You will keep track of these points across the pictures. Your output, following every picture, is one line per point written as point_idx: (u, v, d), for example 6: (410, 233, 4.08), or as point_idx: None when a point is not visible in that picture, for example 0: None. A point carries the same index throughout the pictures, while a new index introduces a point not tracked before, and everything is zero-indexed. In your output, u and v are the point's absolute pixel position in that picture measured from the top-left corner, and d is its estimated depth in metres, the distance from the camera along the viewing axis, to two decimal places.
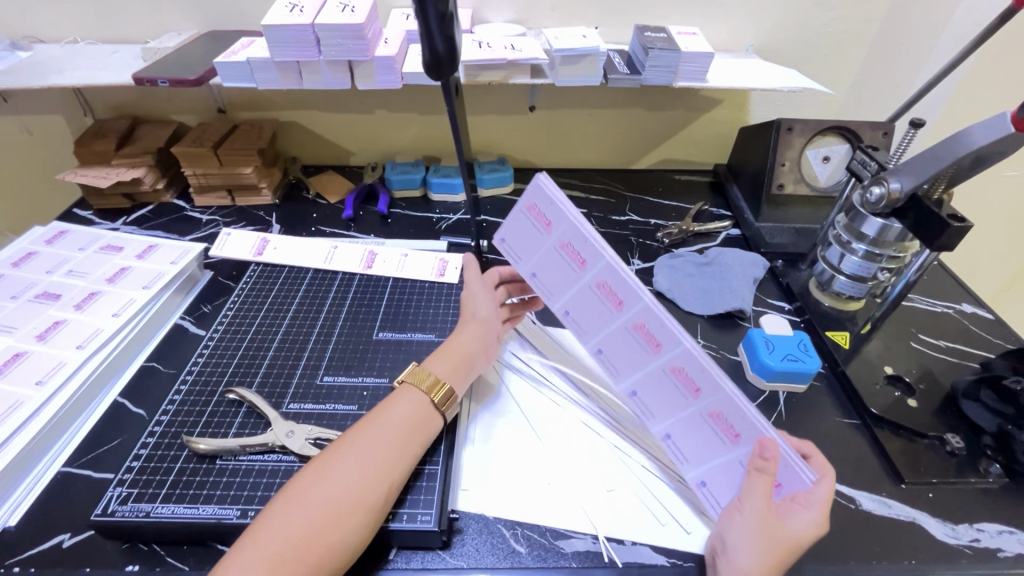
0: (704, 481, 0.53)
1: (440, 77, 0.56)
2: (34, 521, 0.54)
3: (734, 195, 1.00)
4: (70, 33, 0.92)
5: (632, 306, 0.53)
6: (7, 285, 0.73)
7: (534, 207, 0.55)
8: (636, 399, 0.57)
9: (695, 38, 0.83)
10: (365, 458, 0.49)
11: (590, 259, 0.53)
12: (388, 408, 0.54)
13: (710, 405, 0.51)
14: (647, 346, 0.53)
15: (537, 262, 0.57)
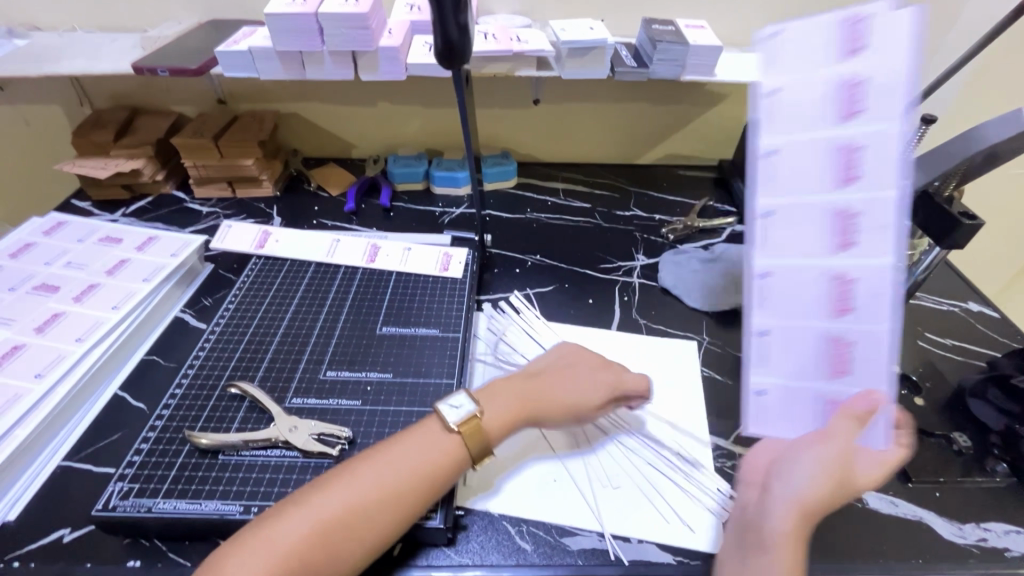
0: (764, 391, 0.52)
1: (452, 67, 0.55)
2: (34, 516, 0.53)
3: (740, 190, 1.00)
4: (68, 21, 0.90)
5: (875, 186, 0.46)
6: (5, 276, 0.72)
7: (858, 25, 0.44)
8: (760, 283, 0.51)
9: (703, 31, 0.82)
10: (384, 481, 0.47)
11: (876, 114, 0.45)
12: (424, 442, 0.50)
13: (846, 330, 0.49)
14: (835, 239, 0.48)
15: (794, 81, 0.46)
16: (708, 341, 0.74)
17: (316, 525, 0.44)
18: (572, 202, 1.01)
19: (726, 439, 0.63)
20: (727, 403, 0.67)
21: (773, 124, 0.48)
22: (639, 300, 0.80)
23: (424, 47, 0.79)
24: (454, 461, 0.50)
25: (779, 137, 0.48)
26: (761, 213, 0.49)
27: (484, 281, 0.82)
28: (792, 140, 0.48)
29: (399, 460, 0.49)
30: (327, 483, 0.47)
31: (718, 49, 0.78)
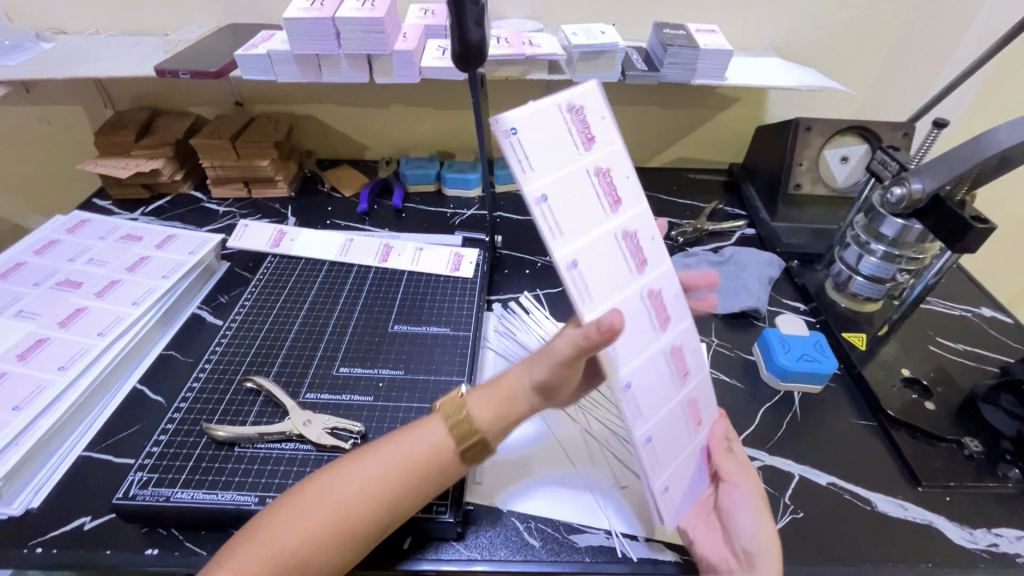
0: (649, 437, 0.47)
1: (469, 69, 0.56)
2: (57, 504, 0.55)
3: (750, 194, 0.99)
4: (93, 26, 0.93)
5: (640, 264, 0.47)
6: (30, 272, 0.75)
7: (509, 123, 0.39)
8: (630, 393, 0.45)
9: (713, 35, 0.83)
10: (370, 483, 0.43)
11: (626, 199, 0.47)
12: (418, 435, 0.45)
13: (692, 392, 0.52)
14: (655, 318, 0.48)
15: (543, 136, 0.41)
16: (717, 343, 0.75)
17: (302, 516, 0.41)
18: None
19: None
20: (734, 404, 0.67)
21: (569, 192, 0.42)
22: None
23: (437, 50, 0.80)
24: (443, 461, 0.44)
25: (554, 189, 0.41)
26: (567, 265, 0.41)
27: (494, 282, 0.83)
28: (557, 181, 0.41)
29: (388, 452, 0.44)
30: (314, 485, 0.43)
31: (728, 53, 0.78)
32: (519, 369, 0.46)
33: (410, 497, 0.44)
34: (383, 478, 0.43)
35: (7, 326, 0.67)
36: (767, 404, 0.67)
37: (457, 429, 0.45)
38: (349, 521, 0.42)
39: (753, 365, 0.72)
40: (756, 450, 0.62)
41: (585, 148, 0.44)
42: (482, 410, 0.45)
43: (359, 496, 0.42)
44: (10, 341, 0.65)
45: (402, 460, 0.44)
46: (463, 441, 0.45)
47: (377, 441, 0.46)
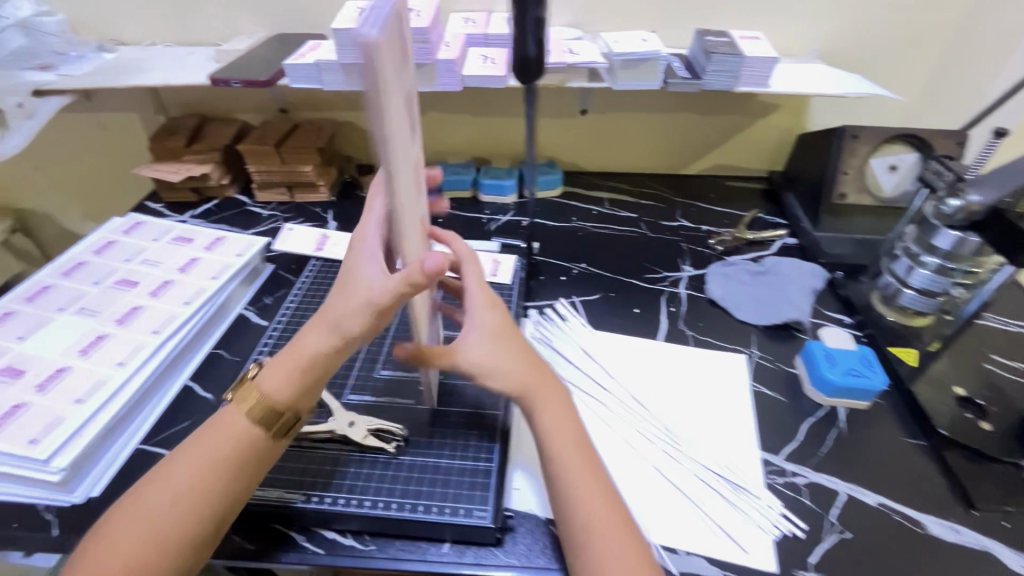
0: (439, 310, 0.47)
1: (528, 82, 0.59)
2: (114, 494, 0.58)
3: (790, 203, 0.97)
4: (150, 37, 0.98)
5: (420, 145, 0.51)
6: (91, 271, 0.79)
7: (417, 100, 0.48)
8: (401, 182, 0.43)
9: (758, 42, 0.81)
10: (197, 471, 0.48)
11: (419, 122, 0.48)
12: (210, 435, 0.49)
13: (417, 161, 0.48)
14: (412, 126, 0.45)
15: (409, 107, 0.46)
16: (758, 355, 0.73)
17: (103, 559, 0.44)
18: (617, 211, 1.01)
19: (776, 455, 0.62)
20: (777, 418, 0.66)
21: (396, 86, 0.38)
22: (686, 311, 0.80)
23: (479, 59, 0.81)
24: (239, 447, 0.49)
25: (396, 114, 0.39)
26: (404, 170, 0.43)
27: (530, 288, 0.83)
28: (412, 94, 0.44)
29: (193, 459, 0.48)
30: (152, 482, 0.48)
31: (774, 60, 0.77)
32: (322, 335, 0.49)
33: (227, 490, 0.48)
34: (189, 487, 0.47)
35: (70, 322, 0.71)
36: (811, 419, 0.66)
37: (255, 411, 0.50)
38: (157, 545, 0.45)
39: (795, 378, 0.70)
40: (799, 466, 0.61)
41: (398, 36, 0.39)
42: (274, 388, 0.49)
43: (173, 517, 0.46)
44: (73, 337, 0.69)
45: (210, 460, 0.48)
46: (264, 418, 0.50)
47: (163, 464, 0.49)
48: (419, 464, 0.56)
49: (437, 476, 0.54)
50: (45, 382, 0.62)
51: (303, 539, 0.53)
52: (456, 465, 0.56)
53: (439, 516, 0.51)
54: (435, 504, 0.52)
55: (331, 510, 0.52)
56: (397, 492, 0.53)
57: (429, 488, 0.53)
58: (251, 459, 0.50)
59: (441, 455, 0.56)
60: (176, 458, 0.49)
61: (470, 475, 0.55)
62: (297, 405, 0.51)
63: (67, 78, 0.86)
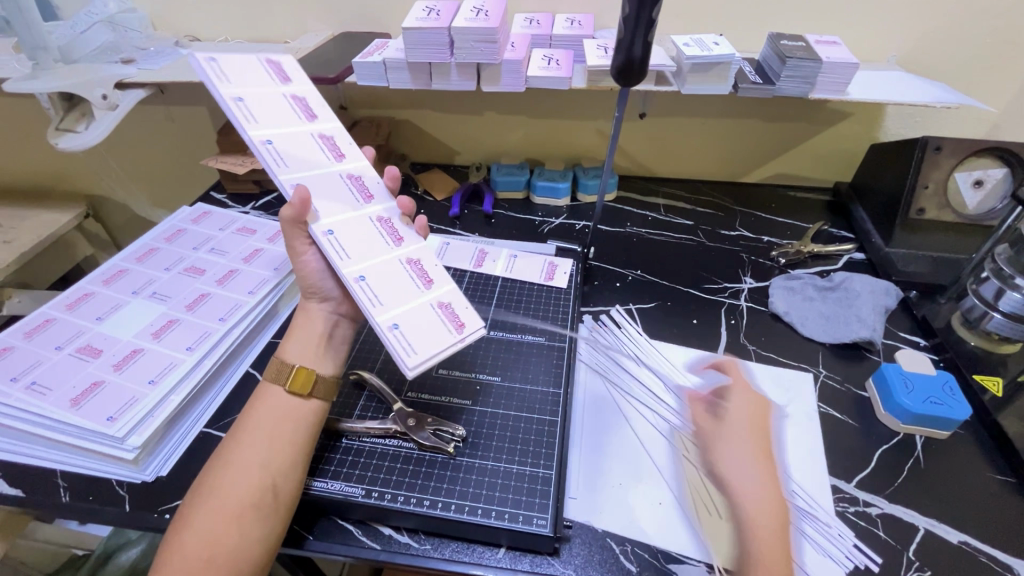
0: (394, 324, 0.55)
1: (628, 83, 0.58)
2: (178, 475, 0.59)
3: (859, 216, 0.93)
4: (223, 33, 1.01)
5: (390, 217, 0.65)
6: (162, 258, 0.82)
7: (356, 178, 0.65)
8: (363, 285, 0.56)
9: (836, 48, 0.78)
10: (268, 444, 0.51)
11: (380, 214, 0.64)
12: (259, 411, 0.53)
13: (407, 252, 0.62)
14: (331, 154, 0.65)
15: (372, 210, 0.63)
16: (825, 375, 0.70)
17: (207, 522, 0.46)
18: (673, 218, 0.99)
19: (847, 482, 0.59)
20: (847, 443, 0.62)
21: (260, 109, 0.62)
22: (746, 324, 0.77)
23: (543, 60, 0.80)
24: (299, 416, 0.53)
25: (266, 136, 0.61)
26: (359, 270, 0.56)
27: (585, 293, 0.82)
28: (341, 222, 0.60)
29: (256, 434, 0.51)
30: (225, 465, 0.49)
31: (853, 66, 0.74)
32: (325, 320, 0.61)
33: (301, 449, 0.52)
34: (266, 455, 0.50)
35: (144, 306, 0.73)
36: (885, 445, 0.62)
37: (282, 377, 0.55)
38: (258, 501, 0.48)
39: (866, 402, 0.67)
40: (872, 495, 0.57)
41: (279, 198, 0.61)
42: (302, 358, 0.57)
43: (256, 479, 0.48)
44: (145, 320, 0.71)
45: (276, 431, 0.52)
46: (290, 380, 0.54)
47: (230, 444, 0.51)
48: (477, 467, 0.55)
49: (496, 480, 0.54)
50: (121, 363, 0.65)
51: (360, 533, 0.53)
52: (514, 470, 0.55)
53: (497, 521, 0.51)
54: (494, 508, 0.52)
55: (389, 506, 0.52)
56: (455, 493, 0.53)
57: (488, 492, 0.53)
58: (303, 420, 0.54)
59: (499, 458, 0.56)
60: (241, 439, 0.51)
61: (528, 482, 0.54)
62: (322, 372, 0.57)
63: (146, 72, 0.90)
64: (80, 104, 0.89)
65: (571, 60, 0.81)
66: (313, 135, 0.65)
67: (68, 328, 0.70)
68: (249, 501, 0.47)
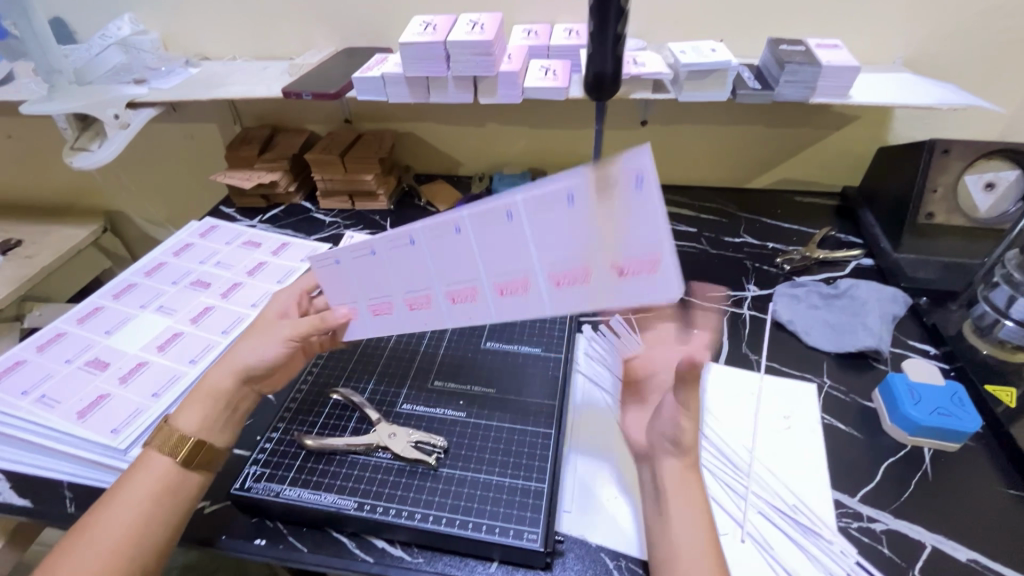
0: (372, 250, 0.52)
1: (601, 97, 0.55)
2: None
3: (867, 220, 0.91)
4: (231, 52, 1.04)
5: (534, 307, 0.49)
6: (169, 271, 0.84)
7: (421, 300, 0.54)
8: (375, 255, 0.52)
9: (837, 51, 0.77)
10: (130, 512, 0.48)
11: (527, 269, 0.47)
12: (131, 478, 0.50)
13: (404, 298, 0.54)
14: (425, 309, 0.54)
15: (391, 287, 0.54)
16: (829, 385, 0.68)
17: None
18: (676, 225, 0.98)
19: (851, 496, 0.57)
20: (852, 455, 0.61)
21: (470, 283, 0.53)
22: (748, 334, 0.76)
23: (540, 70, 0.81)
24: (170, 485, 0.50)
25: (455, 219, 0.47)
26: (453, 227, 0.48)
27: None
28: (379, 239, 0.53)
29: (122, 500, 0.48)
30: (88, 529, 0.47)
31: (855, 69, 0.73)
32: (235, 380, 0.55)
33: (162, 530, 0.49)
34: (129, 522, 0.47)
35: (151, 319, 0.75)
36: (892, 458, 0.60)
37: (179, 451, 0.51)
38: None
39: (872, 413, 0.65)
40: (877, 510, 0.56)
41: (571, 198, 0.42)
42: (193, 428, 0.52)
43: (113, 549, 0.46)
44: (152, 333, 0.73)
45: (141, 499, 0.49)
46: (184, 455, 0.51)
47: (95, 507, 0.49)
48: (470, 479, 0.55)
49: (488, 493, 0.54)
50: (127, 375, 0.67)
51: (354, 546, 0.54)
52: (507, 483, 0.55)
53: (489, 535, 0.51)
54: (485, 522, 0.52)
55: (382, 519, 0.52)
56: (447, 506, 0.53)
57: (480, 506, 0.53)
58: (177, 491, 0.51)
59: (492, 471, 0.56)
60: (105, 503, 0.48)
61: (520, 495, 0.54)
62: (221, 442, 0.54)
63: (157, 91, 0.93)
64: (95, 124, 0.93)
65: (568, 70, 0.81)
66: None
67: (79, 342, 0.72)
68: (104, 570, 0.45)
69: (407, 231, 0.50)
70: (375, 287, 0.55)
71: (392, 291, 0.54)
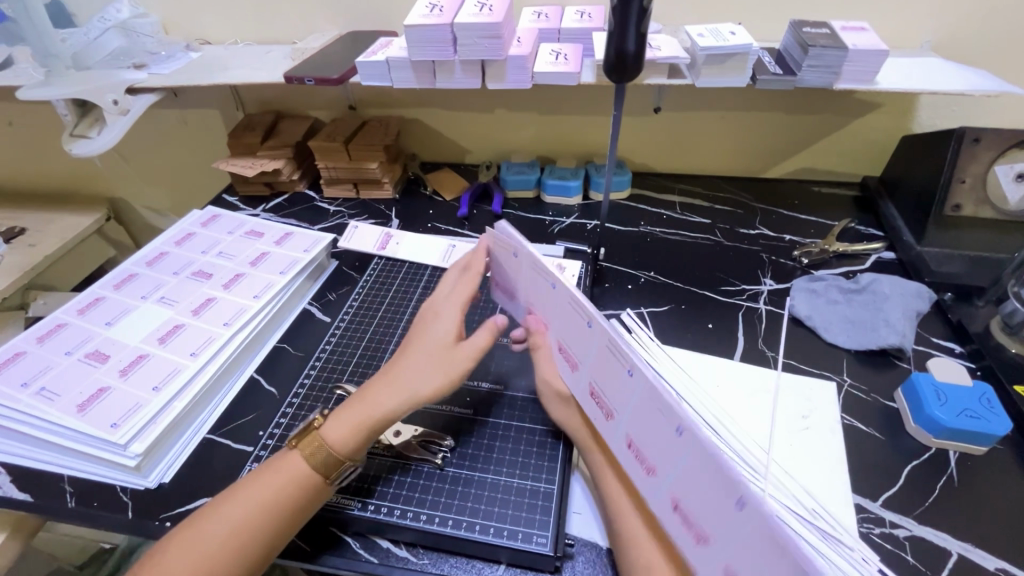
0: (554, 285, 0.52)
1: (621, 81, 0.55)
2: (182, 482, 0.59)
3: (888, 212, 0.87)
4: (232, 36, 1.01)
5: (643, 485, 0.47)
6: (172, 261, 0.82)
7: (561, 347, 0.55)
8: (555, 291, 0.52)
9: (864, 34, 0.73)
10: (242, 510, 0.48)
11: (660, 466, 0.44)
12: (258, 474, 0.50)
13: (557, 338, 0.56)
14: (568, 364, 0.55)
15: (559, 329, 0.55)
16: (849, 384, 0.66)
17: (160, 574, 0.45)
18: (690, 216, 0.95)
19: (873, 501, 0.55)
20: (873, 458, 0.58)
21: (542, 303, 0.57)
22: (765, 329, 0.73)
23: (551, 54, 0.77)
24: (298, 489, 0.50)
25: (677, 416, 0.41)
26: (614, 336, 0.43)
27: (595, 296, 0.79)
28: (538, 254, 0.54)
29: (244, 496, 0.49)
30: (212, 512, 0.48)
31: (883, 53, 0.69)
32: (391, 393, 0.53)
33: (271, 533, 0.48)
34: (241, 519, 0.47)
35: (152, 310, 0.74)
36: (915, 461, 0.58)
37: (316, 458, 0.51)
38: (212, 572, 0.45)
39: (894, 413, 0.63)
40: (899, 516, 0.53)
41: (740, 507, 0.36)
42: (336, 439, 0.51)
43: (224, 540, 0.46)
44: (153, 325, 0.72)
45: (263, 499, 0.48)
46: (326, 470, 0.50)
47: (210, 502, 0.49)
48: (476, 479, 0.54)
49: (495, 494, 0.53)
50: (127, 368, 0.65)
51: (358, 546, 0.52)
52: (515, 484, 0.53)
53: (497, 538, 0.49)
54: (493, 524, 0.50)
55: (387, 520, 0.51)
56: (454, 507, 0.52)
57: (488, 507, 0.51)
58: (303, 493, 0.50)
59: (499, 471, 0.54)
60: (227, 496, 0.49)
61: (529, 496, 0.52)
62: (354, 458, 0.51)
63: (156, 76, 0.91)
64: (94, 110, 0.91)
65: (580, 54, 0.78)
66: None
67: (79, 333, 0.71)
68: (220, 557, 0.46)
69: (579, 295, 0.49)
70: (550, 309, 0.55)
71: (555, 326, 0.55)
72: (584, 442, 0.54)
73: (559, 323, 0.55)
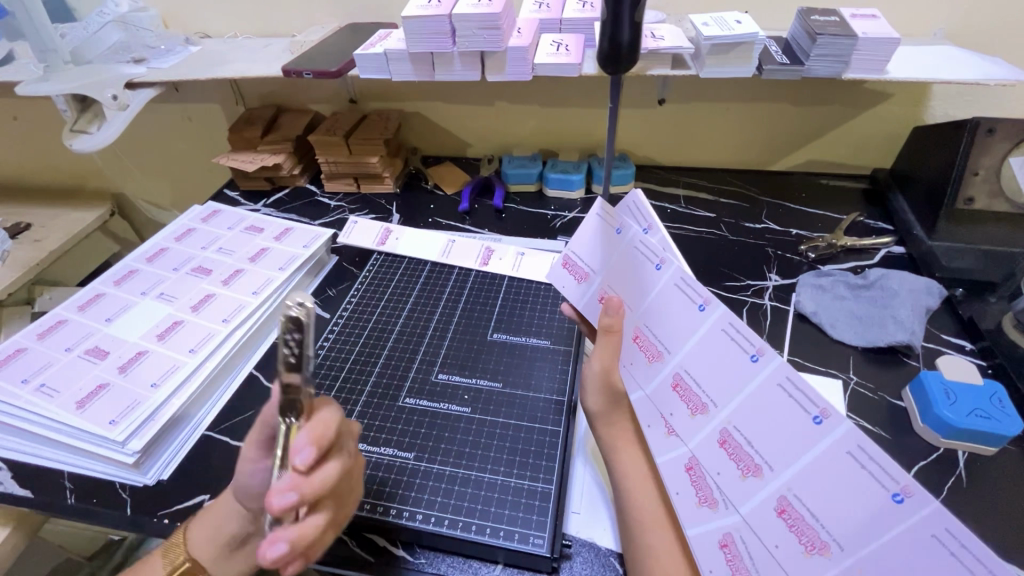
0: (659, 263, 0.47)
1: (615, 74, 0.47)
2: (180, 478, 0.59)
3: (899, 206, 0.85)
4: (231, 29, 1.00)
5: (693, 506, 0.44)
6: (172, 257, 0.82)
7: (639, 336, 0.50)
8: (658, 273, 0.47)
9: (875, 21, 0.71)
10: None
11: (766, 464, 0.39)
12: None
13: (635, 325, 0.50)
14: (645, 356, 0.49)
15: (645, 316, 0.49)
16: (856, 382, 0.64)
17: None
18: (694, 210, 0.93)
19: None
20: None
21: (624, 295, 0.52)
22: (770, 326, 0.72)
23: (552, 45, 0.76)
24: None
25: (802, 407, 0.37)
26: (748, 353, 0.40)
27: None
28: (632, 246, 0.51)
29: None
30: None
31: (895, 41, 0.67)
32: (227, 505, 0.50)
33: None
34: None
35: (151, 307, 0.74)
36: (923, 462, 0.56)
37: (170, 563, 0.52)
38: None
39: (902, 412, 0.61)
40: None
41: (891, 502, 0.33)
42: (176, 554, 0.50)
43: None
44: (152, 321, 0.71)
45: None
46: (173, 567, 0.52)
47: None
48: (474, 480, 0.53)
49: (492, 494, 0.52)
50: (126, 365, 0.65)
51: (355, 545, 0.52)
52: (512, 484, 0.53)
53: (493, 539, 0.49)
54: (489, 524, 0.50)
55: (383, 519, 0.50)
56: (450, 507, 0.51)
57: (484, 507, 0.51)
58: None
59: (497, 471, 0.54)
60: None
61: (527, 496, 0.52)
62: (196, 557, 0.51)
63: (156, 71, 0.90)
64: (93, 106, 0.90)
65: (582, 45, 0.76)
66: (481, 246, 0.84)
67: (79, 330, 0.71)
68: None
69: (705, 295, 0.43)
70: (633, 290, 0.50)
71: (642, 309, 0.49)
72: (612, 440, 0.52)
73: (648, 303, 0.48)
